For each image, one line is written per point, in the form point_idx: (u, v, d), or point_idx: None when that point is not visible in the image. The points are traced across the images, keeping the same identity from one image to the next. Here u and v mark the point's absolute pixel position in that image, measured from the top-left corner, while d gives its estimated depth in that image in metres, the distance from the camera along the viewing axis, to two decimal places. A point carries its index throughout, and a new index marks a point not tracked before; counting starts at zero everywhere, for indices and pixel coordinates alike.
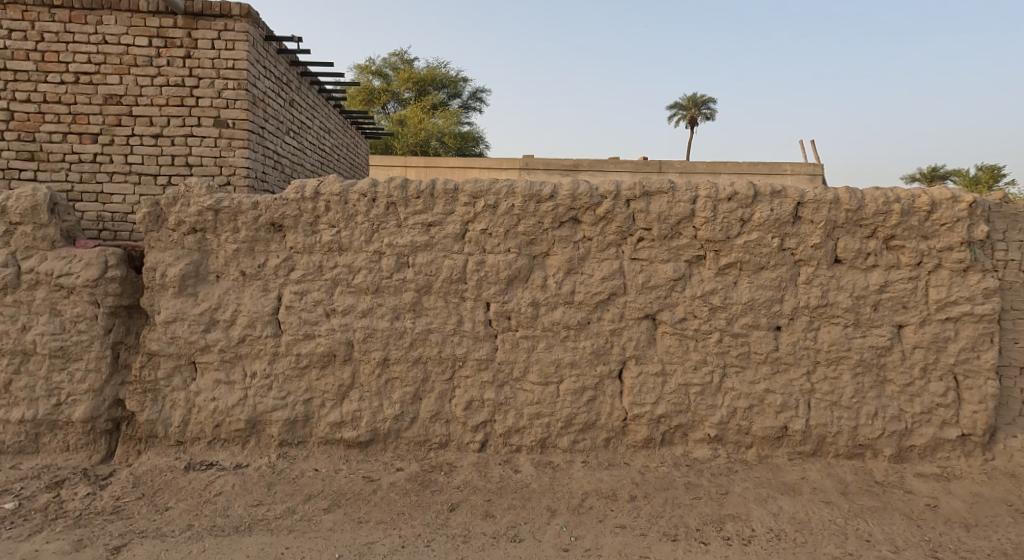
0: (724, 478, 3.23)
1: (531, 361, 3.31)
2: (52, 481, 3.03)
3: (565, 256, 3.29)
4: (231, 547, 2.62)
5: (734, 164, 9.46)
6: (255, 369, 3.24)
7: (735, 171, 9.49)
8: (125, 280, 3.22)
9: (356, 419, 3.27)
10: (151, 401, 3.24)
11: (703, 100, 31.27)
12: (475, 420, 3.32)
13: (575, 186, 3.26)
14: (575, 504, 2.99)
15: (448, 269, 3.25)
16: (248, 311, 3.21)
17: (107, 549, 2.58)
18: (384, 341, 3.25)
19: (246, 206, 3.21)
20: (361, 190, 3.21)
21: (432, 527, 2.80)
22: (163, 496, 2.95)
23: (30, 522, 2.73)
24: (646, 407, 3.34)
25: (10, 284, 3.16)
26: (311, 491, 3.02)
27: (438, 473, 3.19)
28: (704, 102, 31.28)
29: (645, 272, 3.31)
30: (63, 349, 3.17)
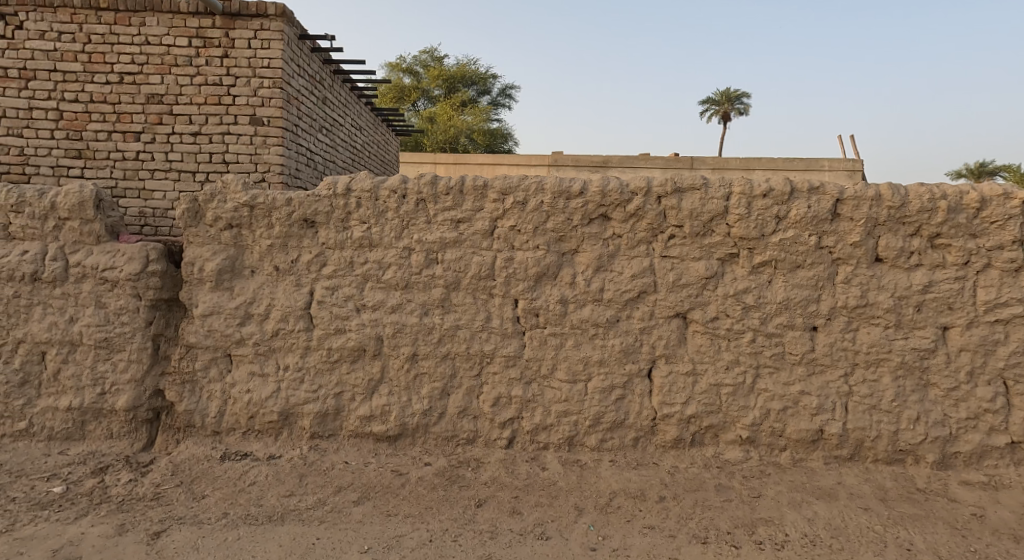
0: (757, 480, 3.17)
1: (559, 359, 3.30)
2: (96, 467, 3.12)
3: (594, 254, 3.27)
4: (266, 536, 2.69)
5: (768, 161, 9.42)
6: (288, 362, 3.27)
7: (769, 167, 9.40)
8: (165, 275, 3.26)
9: (385, 413, 3.29)
10: (189, 392, 3.28)
11: (737, 96, 30.71)
12: (503, 416, 3.32)
13: (606, 183, 3.24)
14: (602, 504, 2.97)
15: (477, 265, 3.25)
16: (281, 305, 3.24)
17: (148, 534, 2.68)
18: (413, 337, 3.27)
19: (280, 202, 3.23)
20: (392, 186, 3.23)
21: (459, 522, 2.82)
22: (200, 484, 3.04)
23: (77, 506, 2.86)
24: (676, 406, 3.30)
25: (58, 277, 3.20)
26: (342, 482, 3.07)
27: (465, 469, 3.20)
28: (738, 98, 30.72)
29: (676, 270, 3.27)
30: (107, 341, 3.22)
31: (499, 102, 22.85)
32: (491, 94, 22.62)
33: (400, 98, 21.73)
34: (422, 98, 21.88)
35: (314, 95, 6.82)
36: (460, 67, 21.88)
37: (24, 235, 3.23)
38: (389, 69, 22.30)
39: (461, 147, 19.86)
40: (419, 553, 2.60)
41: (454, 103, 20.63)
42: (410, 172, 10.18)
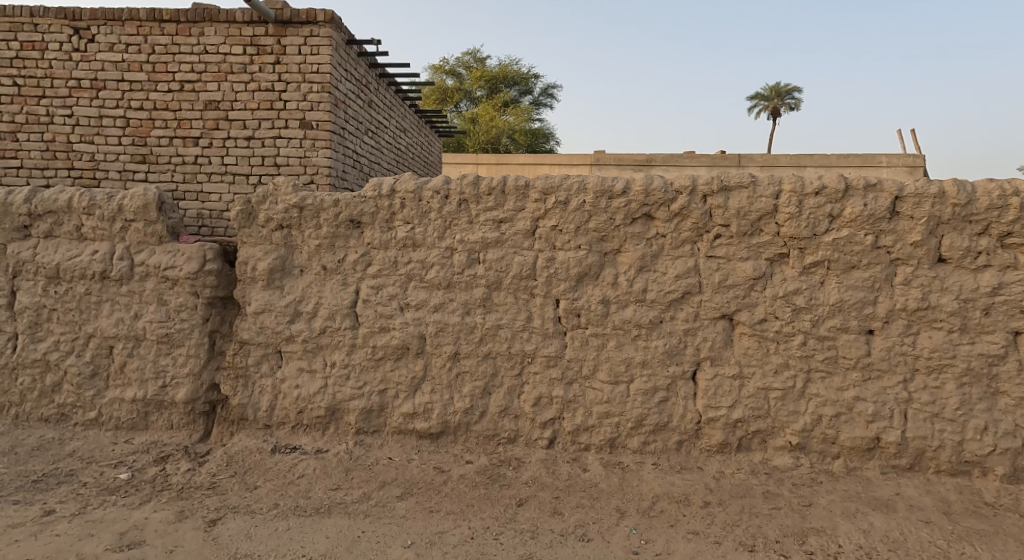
0: (807, 488, 3.06)
1: (601, 360, 3.29)
2: (158, 456, 3.27)
3: (637, 254, 3.24)
4: (314, 528, 2.78)
5: (821, 158, 9.16)
6: (335, 359, 3.36)
7: (822, 164, 9.13)
8: (221, 273, 3.40)
9: (428, 411, 3.34)
10: (242, 386, 3.41)
11: (788, 91, 29.64)
12: (544, 416, 3.32)
13: (649, 182, 3.21)
14: (645, 507, 2.93)
15: (518, 265, 3.27)
16: (329, 304, 3.33)
17: (205, 521, 2.81)
18: (456, 335, 3.30)
19: (328, 203, 3.32)
20: (435, 187, 3.28)
21: (500, 521, 2.84)
22: (253, 475, 3.16)
23: (141, 492, 3.02)
24: (721, 410, 3.23)
25: (124, 276, 3.37)
26: (386, 478, 3.14)
27: (506, 468, 3.22)
28: (790, 93, 29.67)
29: (722, 271, 3.20)
30: (168, 336, 3.37)
31: (540, 102, 22.77)
32: (532, 94, 22.61)
33: (442, 99, 21.89)
34: (464, 99, 21.99)
35: (361, 99, 6.97)
36: (502, 68, 22.00)
37: (95, 235, 3.41)
38: (432, 71, 22.49)
39: (502, 148, 19.89)
40: (461, 550, 2.63)
41: (496, 103, 20.76)
42: (453, 173, 10.28)
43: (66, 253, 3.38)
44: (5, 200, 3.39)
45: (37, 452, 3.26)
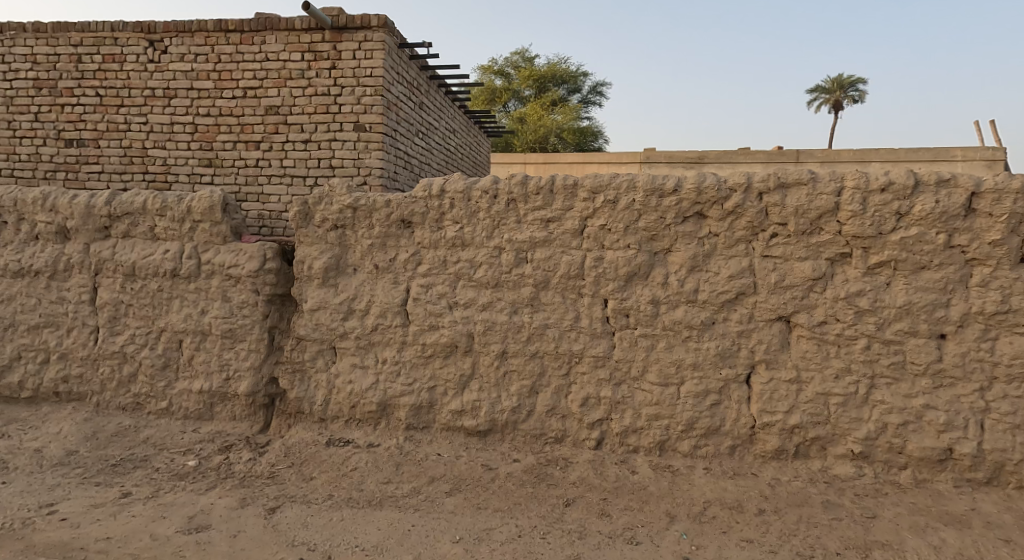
0: (871, 500, 2.91)
1: (650, 361, 3.23)
2: (222, 445, 3.44)
3: (688, 253, 3.17)
4: (365, 519, 2.85)
5: (888, 152, 8.72)
6: (386, 356, 3.43)
7: (890, 159, 8.68)
8: (279, 272, 3.54)
9: (476, 408, 3.37)
10: (299, 381, 3.54)
11: (852, 82, 28.14)
12: (592, 417, 3.29)
13: (702, 180, 3.13)
14: (696, 513, 2.86)
15: (566, 265, 3.26)
16: (380, 301, 3.41)
17: (265, 509, 2.94)
18: (503, 334, 3.32)
19: (380, 204, 3.40)
20: (483, 187, 3.30)
21: (548, 520, 2.84)
22: (308, 466, 3.28)
23: (207, 479, 3.18)
24: (777, 415, 3.12)
25: (192, 273, 3.55)
26: (435, 473, 3.19)
27: (553, 468, 3.21)
28: (853, 84, 28.11)
29: (779, 271, 3.09)
30: (231, 331, 3.53)
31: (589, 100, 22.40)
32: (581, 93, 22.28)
33: (492, 99, 21.79)
34: (514, 98, 21.82)
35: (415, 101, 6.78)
36: (550, 67, 21.62)
37: (167, 235, 3.61)
38: (480, 72, 22.45)
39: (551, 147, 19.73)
40: (508, 548, 2.65)
41: (543, 103, 20.61)
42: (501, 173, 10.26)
43: (141, 252, 3.60)
44: (87, 203, 3.62)
45: (115, 439, 3.49)
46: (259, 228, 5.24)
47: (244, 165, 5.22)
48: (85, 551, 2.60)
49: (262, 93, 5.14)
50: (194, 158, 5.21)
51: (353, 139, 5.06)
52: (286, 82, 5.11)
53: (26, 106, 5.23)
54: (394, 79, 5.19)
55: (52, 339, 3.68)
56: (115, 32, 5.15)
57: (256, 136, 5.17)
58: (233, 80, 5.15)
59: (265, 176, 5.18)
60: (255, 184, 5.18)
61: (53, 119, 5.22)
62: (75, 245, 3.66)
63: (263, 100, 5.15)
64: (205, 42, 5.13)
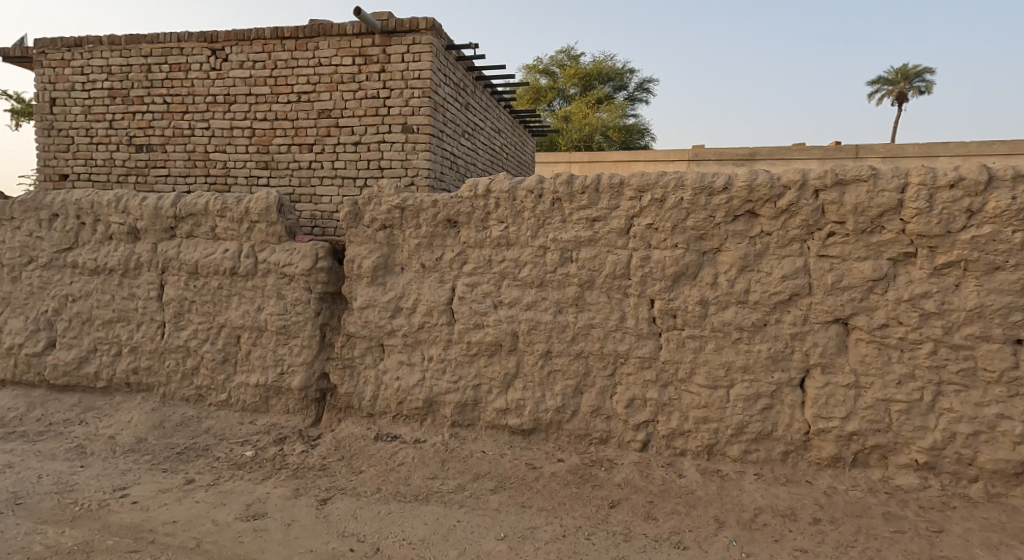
0: (937, 513, 2.77)
1: (698, 363, 3.17)
2: (277, 437, 3.57)
3: (739, 253, 3.09)
4: (412, 513, 2.91)
5: (957, 145, 8.28)
6: (432, 354, 3.48)
7: (957, 153, 8.24)
8: (330, 270, 3.64)
9: (520, 407, 3.37)
10: (349, 376, 3.63)
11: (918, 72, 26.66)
12: (638, 419, 3.25)
13: (754, 177, 3.05)
14: (746, 519, 2.79)
15: (612, 264, 3.23)
16: (427, 300, 3.46)
17: (316, 499, 3.03)
18: (548, 334, 3.31)
19: (427, 204, 3.45)
20: (528, 186, 3.31)
21: (593, 521, 2.82)
22: (357, 460, 3.36)
23: (262, 469, 3.31)
24: (834, 421, 3.00)
25: (249, 272, 3.69)
26: (480, 470, 3.22)
27: (598, 469, 3.18)
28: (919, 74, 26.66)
29: (836, 272, 2.98)
30: (285, 327, 3.65)
31: (635, 97, 21.99)
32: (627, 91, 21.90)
33: (536, 99, 21.55)
34: (559, 98, 21.56)
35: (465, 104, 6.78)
36: (596, 64, 21.36)
37: (226, 235, 3.76)
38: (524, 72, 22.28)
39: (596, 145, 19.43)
40: (553, 547, 2.64)
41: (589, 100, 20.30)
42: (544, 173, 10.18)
43: (203, 252, 3.76)
44: (155, 204, 3.82)
45: (179, 428, 3.67)
46: (311, 228, 5.30)
47: (298, 167, 5.33)
48: (153, 533, 2.76)
49: (315, 97, 5.25)
50: (252, 161, 5.37)
51: (401, 141, 5.12)
52: (338, 86, 5.21)
53: (101, 114, 5.52)
54: (440, 81, 5.23)
55: (123, 333, 3.89)
56: (182, 42, 5.39)
57: (309, 139, 5.28)
58: (288, 85, 5.28)
59: (317, 177, 5.29)
60: (308, 185, 5.29)
61: (126, 126, 5.51)
62: (144, 245, 3.87)
63: (316, 103, 5.26)
64: (263, 49, 5.30)
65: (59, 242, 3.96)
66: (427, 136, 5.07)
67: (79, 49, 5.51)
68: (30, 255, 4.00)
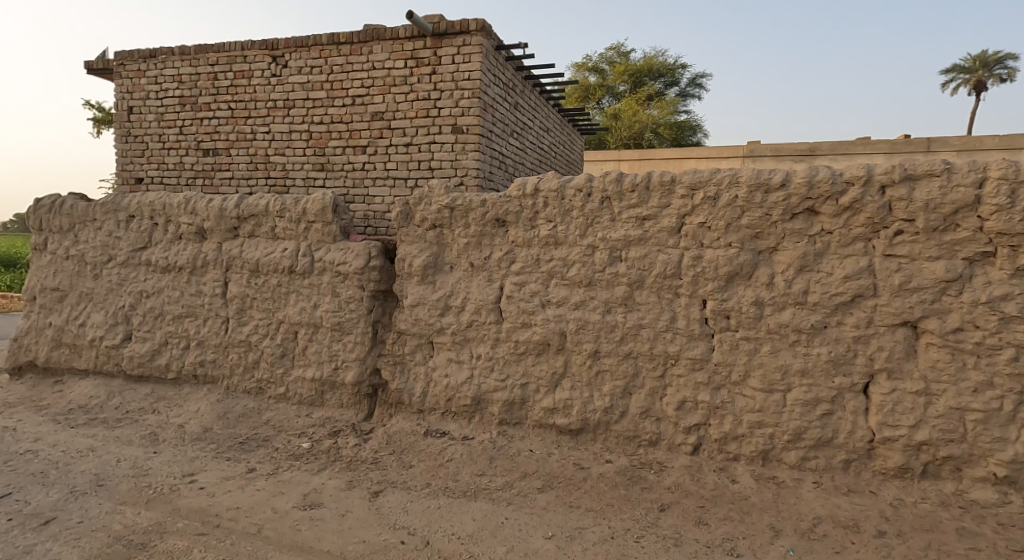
0: (1016, 530, 2.60)
1: (753, 366, 3.08)
2: (331, 430, 3.68)
3: (797, 252, 2.99)
4: (461, 509, 2.95)
5: None
6: (480, 352, 3.52)
7: None
8: (382, 269, 3.74)
9: (568, 407, 3.36)
10: (400, 373, 3.71)
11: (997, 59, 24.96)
12: (689, 421, 3.19)
13: (814, 173, 2.94)
14: (805, 529, 2.69)
15: (662, 264, 3.18)
16: (475, 299, 3.50)
17: (369, 492, 3.12)
18: (596, 334, 3.29)
19: (476, 203, 3.49)
20: (577, 185, 3.30)
21: (642, 524, 2.79)
22: (408, 455, 3.43)
23: (318, 460, 3.42)
24: (901, 430, 2.86)
25: (306, 270, 3.83)
26: (527, 469, 3.23)
27: (647, 471, 3.14)
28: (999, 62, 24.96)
29: (904, 272, 2.84)
30: (340, 324, 3.77)
31: (686, 93, 21.39)
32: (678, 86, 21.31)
33: (586, 96, 21.25)
34: (608, 96, 21.17)
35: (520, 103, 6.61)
36: (646, 61, 20.87)
37: (285, 235, 3.91)
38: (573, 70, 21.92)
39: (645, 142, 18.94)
40: (601, 549, 2.63)
41: (638, 98, 20.01)
42: None
43: (264, 251, 3.93)
44: (220, 206, 4.01)
45: (242, 419, 3.84)
46: (365, 229, 5.19)
47: (352, 169, 5.24)
48: (219, 518, 2.91)
49: (369, 100, 5.15)
50: (309, 163, 5.30)
51: (451, 141, 4.96)
52: (391, 89, 5.10)
53: (170, 121, 5.60)
54: (490, 81, 5.06)
55: (191, 328, 4.10)
56: (246, 50, 5.41)
57: (363, 141, 5.18)
58: (344, 89, 5.20)
59: (370, 179, 5.17)
60: (361, 186, 5.18)
61: (193, 132, 5.55)
62: (209, 244, 4.07)
63: (371, 106, 5.16)
64: (319, 55, 5.25)
65: (135, 242, 4.21)
66: (477, 137, 4.90)
67: (153, 60, 5.65)
68: (109, 253, 4.27)
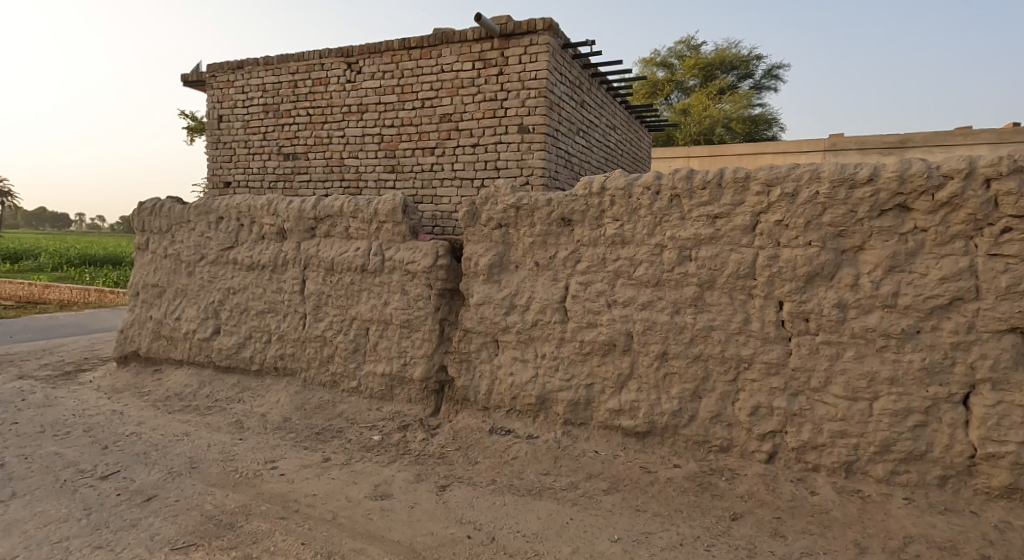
0: None
1: (835, 372, 2.91)
2: (400, 424, 3.79)
3: (886, 251, 2.80)
4: (525, 507, 2.96)
5: None
6: (545, 351, 3.52)
7: None
8: (449, 268, 3.81)
9: (634, 409, 3.30)
10: (465, 370, 3.77)
11: None
12: (763, 428, 3.05)
13: (906, 166, 2.75)
14: (894, 548, 2.52)
15: (735, 263, 3.06)
16: (540, 298, 3.50)
17: (436, 486, 3.19)
18: (664, 335, 3.21)
19: (541, 202, 3.49)
20: (645, 183, 3.24)
21: (712, 532, 2.70)
22: (474, 451, 3.48)
23: (388, 453, 3.54)
24: (1007, 446, 2.63)
25: (377, 269, 3.96)
26: (592, 470, 3.20)
27: (718, 478, 3.04)
28: None
29: (1012, 273, 2.60)
30: (408, 321, 3.87)
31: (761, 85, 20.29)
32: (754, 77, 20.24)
33: (654, 92, 20.63)
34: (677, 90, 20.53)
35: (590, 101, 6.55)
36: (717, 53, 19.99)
37: (358, 234, 4.06)
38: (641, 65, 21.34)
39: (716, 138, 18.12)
40: (668, 555, 2.57)
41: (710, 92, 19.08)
42: None
43: (339, 250, 4.09)
44: (299, 207, 4.22)
45: (318, 410, 4.03)
46: (433, 228, 5.21)
47: (421, 170, 5.34)
48: (298, 503, 3.06)
49: (437, 103, 5.25)
50: (380, 165, 5.45)
51: (516, 140, 4.96)
52: (459, 91, 5.16)
53: (256, 128, 5.94)
54: (557, 80, 5.04)
55: (272, 323, 4.33)
56: (323, 58, 5.65)
57: (431, 142, 5.28)
58: (414, 92, 5.32)
59: (438, 179, 5.26)
60: (429, 186, 5.27)
61: (275, 138, 5.86)
62: (289, 244, 4.29)
63: (438, 108, 5.25)
64: (391, 60, 5.40)
65: (224, 242, 4.50)
66: (542, 136, 4.89)
67: (240, 71, 5.98)
68: (201, 252, 4.59)
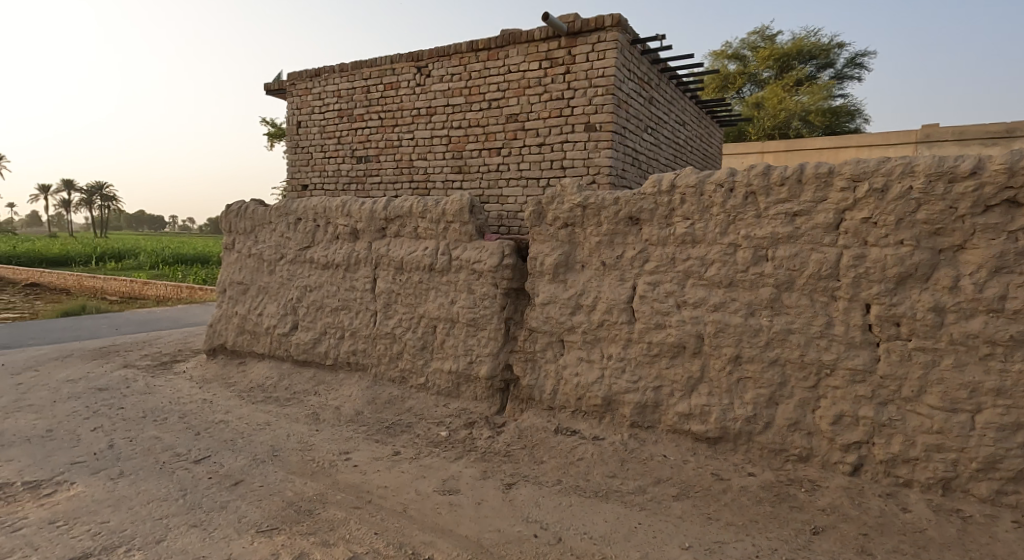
0: None
1: (930, 381, 2.70)
2: (466, 421, 3.84)
3: (991, 251, 2.57)
4: (592, 510, 2.93)
5: None
6: (611, 352, 3.46)
7: None
8: (515, 267, 3.82)
9: (705, 413, 3.19)
10: (531, 369, 3.77)
11: None
12: (846, 439, 2.88)
13: (1016, 157, 2.52)
14: None
15: (816, 263, 2.89)
16: (607, 298, 3.45)
17: (502, 483, 3.21)
18: (737, 338, 3.08)
19: (608, 201, 3.43)
20: (718, 180, 3.12)
21: (791, 546, 2.57)
22: (539, 451, 3.47)
23: (455, 449, 3.59)
24: None
25: (445, 268, 4.02)
26: (661, 475, 3.12)
27: (797, 489, 2.89)
28: None
29: None
30: (474, 320, 3.91)
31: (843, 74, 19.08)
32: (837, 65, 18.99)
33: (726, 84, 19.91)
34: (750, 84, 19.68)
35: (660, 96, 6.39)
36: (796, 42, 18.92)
37: (427, 234, 4.14)
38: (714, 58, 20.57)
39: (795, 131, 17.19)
40: None
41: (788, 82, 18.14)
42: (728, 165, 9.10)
43: (408, 249, 4.19)
44: (371, 208, 4.35)
45: (387, 405, 4.14)
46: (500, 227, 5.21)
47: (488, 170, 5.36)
48: (371, 494, 3.16)
49: (504, 103, 5.26)
50: (448, 166, 5.53)
51: (583, 139, 4.89)
52: (526, 90, 5.14)
53: (331, 132, 6.15)
54: (625, 76, 4.94)
55: (346, 320, 4.49)
56: (394, 64, 5.79)
57: (498, 143, 5.28)
58: (481, 94, 5.35)
59: (505, 179, 5.26)
60: (496, 185, 5.28)
61: (349, 142, 6.06)
62: (361, 244, 4.43)
63: (505, 109, 5.26)
64: (459, 62, 5.45)
65: (301, 242, 4.71)
66: (609, 133, 4.79)
67: (317, 78, 6.22)
68: (281, 252, 4.82)
